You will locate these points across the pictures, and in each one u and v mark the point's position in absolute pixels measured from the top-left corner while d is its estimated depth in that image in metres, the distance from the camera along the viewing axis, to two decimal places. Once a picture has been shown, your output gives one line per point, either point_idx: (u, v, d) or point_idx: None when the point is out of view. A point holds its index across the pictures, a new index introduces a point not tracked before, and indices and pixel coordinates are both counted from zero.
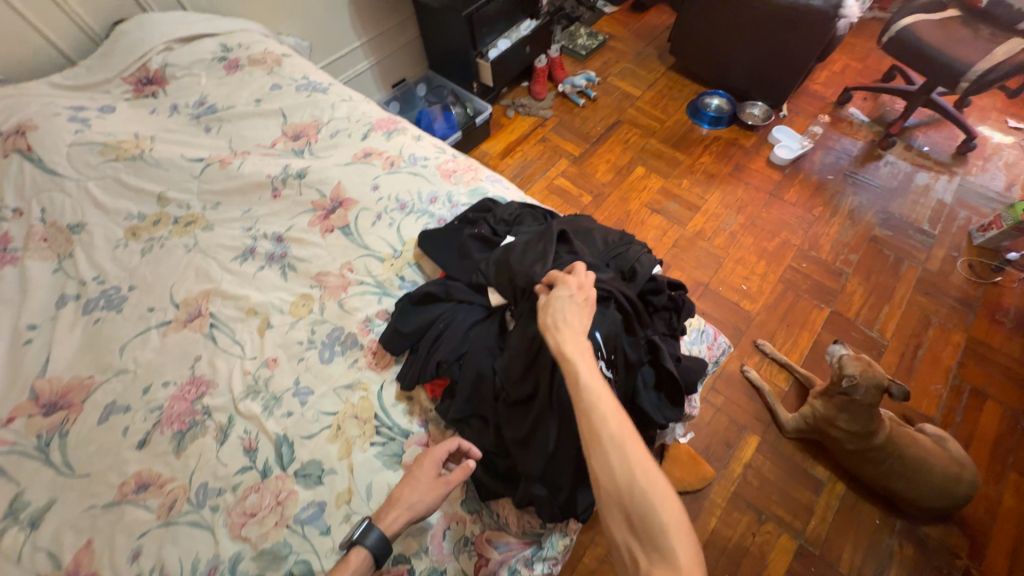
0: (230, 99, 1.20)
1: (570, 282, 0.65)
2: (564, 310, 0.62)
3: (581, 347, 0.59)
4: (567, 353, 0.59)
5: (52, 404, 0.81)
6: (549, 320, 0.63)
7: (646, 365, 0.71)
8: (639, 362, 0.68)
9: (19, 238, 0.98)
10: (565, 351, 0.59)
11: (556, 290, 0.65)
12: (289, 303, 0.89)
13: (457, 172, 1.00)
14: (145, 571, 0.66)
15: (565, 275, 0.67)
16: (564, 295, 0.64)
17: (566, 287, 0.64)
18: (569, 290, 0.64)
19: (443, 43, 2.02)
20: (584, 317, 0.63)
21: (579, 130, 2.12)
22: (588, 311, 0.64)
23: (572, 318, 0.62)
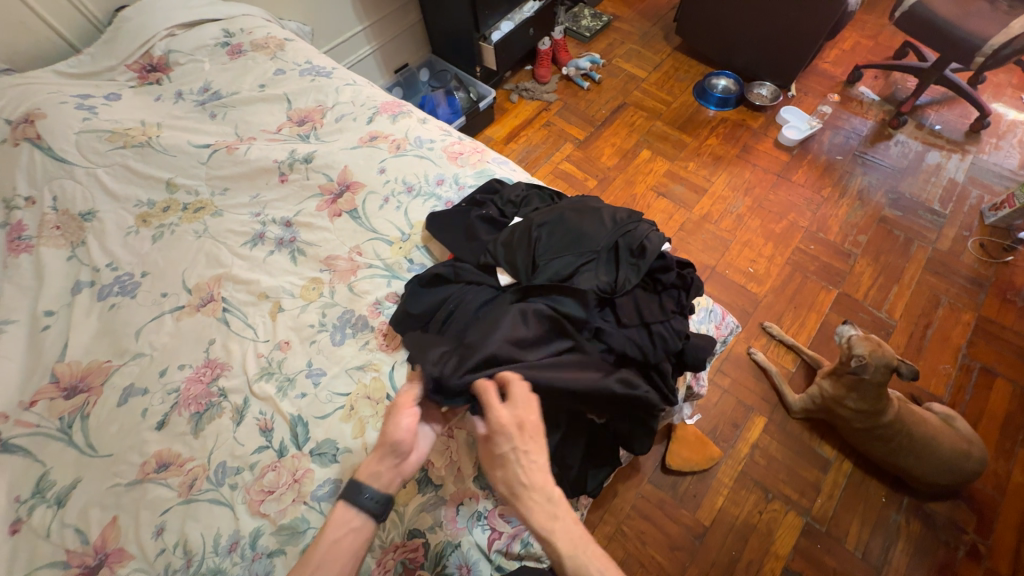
0: (234, 85, 1.20)
1: (507, 428, 0.56)
2: (515, 466, 0.55)
3: (552, 514, 0.53)
4: (541, 532, 0.53)
5: (73, 388, 0.82)
6: (505, 487, 0.55)
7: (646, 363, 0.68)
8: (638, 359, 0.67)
9: (32, 227, 0.99)
10: (537, 525, 0.53)
11: (499, 441, 0.55)
12: (300, 286, 0.90)
13: (463, 154, 1.00)
14: (169, 545, 0.68)
15: (496, 418, 0.56)
16: (505, 449, 0.55)
17: (505, 440, 0.55)
18: (509, 442, 0.55)
19: (446, 27, 1.99)
20: (540, 458, 0.56)
21: (583, 114, 2.10)
22: (540, 443, 0.57)
23: (527, 473, 0.54)
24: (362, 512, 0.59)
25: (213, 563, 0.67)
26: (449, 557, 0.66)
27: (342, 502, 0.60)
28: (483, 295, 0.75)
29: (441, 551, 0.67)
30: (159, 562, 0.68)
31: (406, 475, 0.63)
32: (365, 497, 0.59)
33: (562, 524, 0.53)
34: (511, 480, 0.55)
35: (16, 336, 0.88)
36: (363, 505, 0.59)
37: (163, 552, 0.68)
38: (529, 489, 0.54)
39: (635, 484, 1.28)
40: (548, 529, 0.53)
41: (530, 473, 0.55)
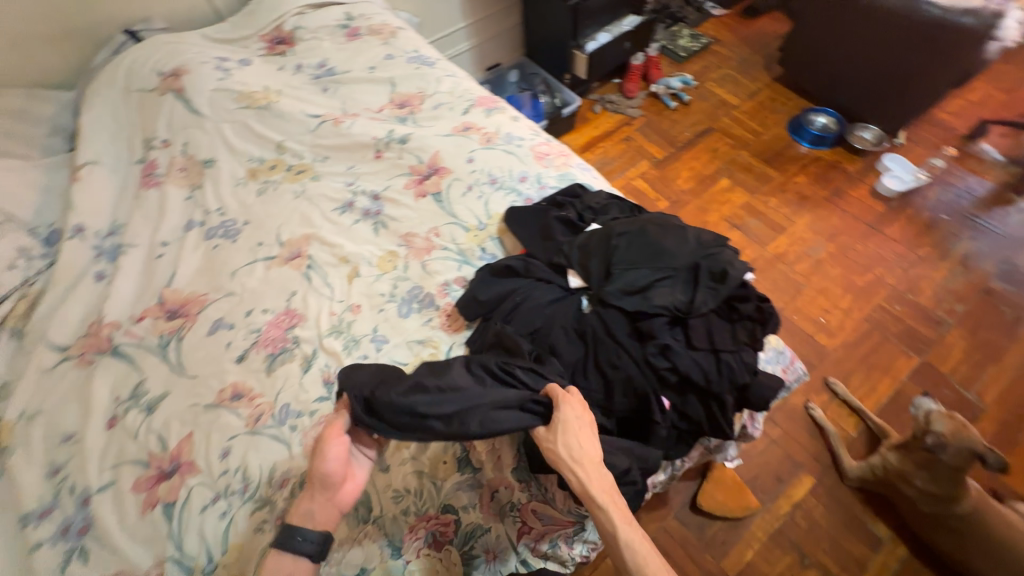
0: (347, 64, 1.30)
1: (573, 399, 0.62)
2: (577, 435, 0.59)
3: (606, 485, 0.57)
4: (596, 496, 0.56)
5: (174, 312, 0.93)
6: (564, 453, 0.58)
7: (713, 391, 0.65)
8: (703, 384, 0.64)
9: (162, 166, 1.13)
10: (591, 492, 0.57)
11: (563, 408, 0.60)
12: (377, 257, 0.96)
13: (549, 156, 1.02)
14: (231, 468, 0.75)
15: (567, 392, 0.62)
16: (568, 417, 0.60)
17: (571, 408, 0.60)
18: (574, 411, 0.60)
19: (543, 32, 2.04)
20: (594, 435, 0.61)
21: (665, 133, 2.06)
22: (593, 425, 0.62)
23: (584, 443, 0.59)
24: (296, 557, 0.61)
25: (265, 494, 0.73)
26: (478, 539, 0.69)
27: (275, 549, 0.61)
28: (551, 292, 0.76)
29: (471, 531, 0.69)
30: (220, 481, 0.74)
31: (343, 508, 0.65)
32: (299, 543, 0.61)
33: (612, 495, 0.57)
34: (574, 450, 0.58)
35: (135, 258, 1.01)
36: (300, 548, 0.60)
37: (226, 473, 0.75)
38: (592, 460, 0.58)
39: (660, 516, 1.23)
40: (603, 497, 0.57)
41: (585, 446, 0.59)
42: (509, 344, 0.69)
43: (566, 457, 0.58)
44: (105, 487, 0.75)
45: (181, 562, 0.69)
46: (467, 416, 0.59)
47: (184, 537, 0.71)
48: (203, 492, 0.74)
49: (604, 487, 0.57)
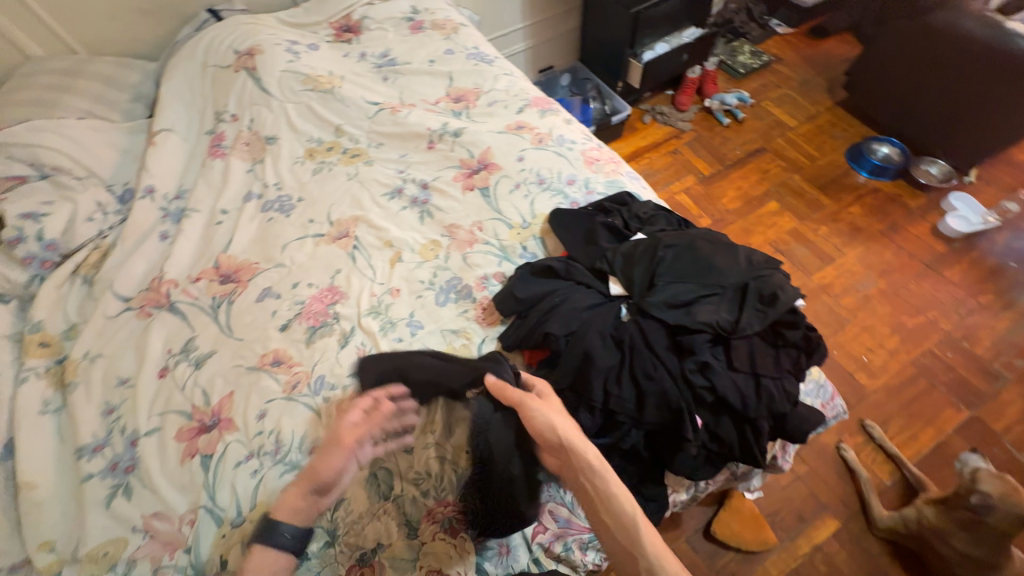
0: (409, 56, 1.33)
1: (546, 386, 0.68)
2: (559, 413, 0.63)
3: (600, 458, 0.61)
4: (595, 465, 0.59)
5: (227, 277, 0.98)
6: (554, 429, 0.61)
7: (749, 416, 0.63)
8: (740, 407, 0.62)
9: (229, 139, 1.19)
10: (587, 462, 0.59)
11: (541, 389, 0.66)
12: (420, 244, 0.98)
13: (599, 161, 1.01)
14: (265, 430, 0.78)
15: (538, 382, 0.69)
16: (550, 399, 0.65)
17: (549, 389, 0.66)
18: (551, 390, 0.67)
19: (601, 38, 2.03)
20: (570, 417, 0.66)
21: (715, 150, 2.01)
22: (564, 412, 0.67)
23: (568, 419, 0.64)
24: (278, 552, 0.63)
25: (295, 458, 0.75)
26: (492, 531, 0.69)
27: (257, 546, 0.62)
28: (591, 297, 0.75)
29: (487, 523, 0.69)
30: (254, 441, 0.78)
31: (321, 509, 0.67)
32: (279, 537, 0.63)
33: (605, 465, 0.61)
34: (566, 430, 0.61)
35: (196, 223, 1.07)
36: (279, 544, 0.62)
37: (260, 434, 0.78)
38: (578, 438, 0.60)
39: (671, 538, 1.20)
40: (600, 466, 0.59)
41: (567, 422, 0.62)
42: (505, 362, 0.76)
43: (561, 438, 0.60)
44: (151, 432, 0.80)
45: (211, 513, 0.72)
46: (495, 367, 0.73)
47: (216, 489, 0.74)
48: (238, 449, 0.77)
49: (601, 464, 0.60)
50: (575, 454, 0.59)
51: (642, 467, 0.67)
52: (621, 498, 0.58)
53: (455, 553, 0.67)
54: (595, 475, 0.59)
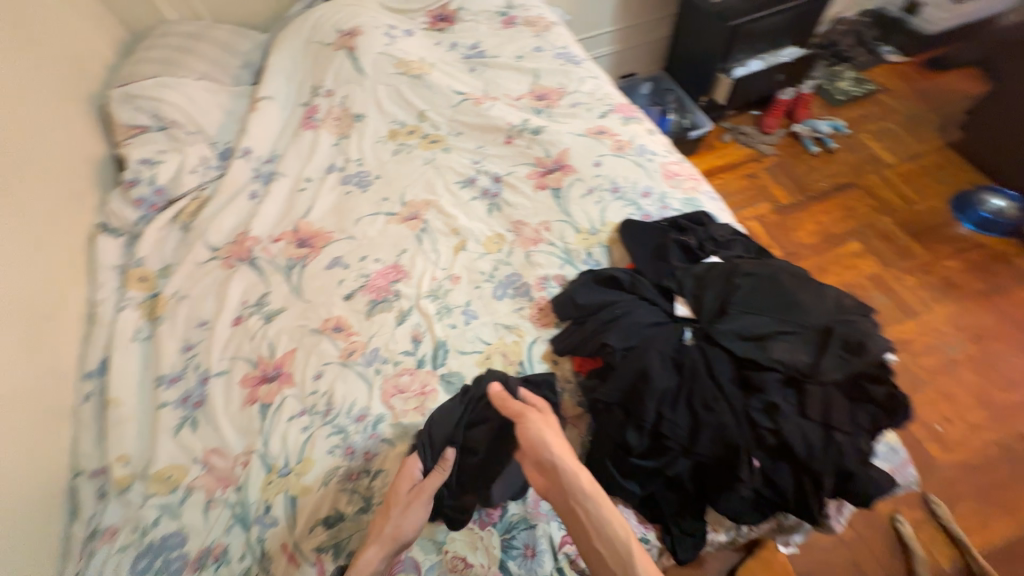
0: (497, 50, 1.35)
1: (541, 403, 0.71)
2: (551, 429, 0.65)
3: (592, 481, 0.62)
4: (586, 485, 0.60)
5: (303, 241, 1.04)
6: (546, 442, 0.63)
7: (810, 470, 0.58)
8: (803, 456, 0.58)
9: (321, 113, 1.26)
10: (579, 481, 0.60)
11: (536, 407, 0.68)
12: (485, 236, 0.99)
13: (678, 176, 0.98)
14: (319, 391, 0.82)
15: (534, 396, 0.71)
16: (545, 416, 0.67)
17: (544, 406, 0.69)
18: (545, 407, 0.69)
19: (691, 49, 1.96)
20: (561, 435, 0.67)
21: (797, 179, 1.89)
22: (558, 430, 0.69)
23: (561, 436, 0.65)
24: None
25: (342, 422, 0.79)
26: (519, 533, 0.68)
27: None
28: (654, 314, 0.73)
29: (515, 523, 0.69)
30: (308, 399, 0.82)
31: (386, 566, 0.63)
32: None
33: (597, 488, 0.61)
34: (558, 446, 0.63)
35: (283, 187, 1.14)
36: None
37: (314, 393, 0.82)
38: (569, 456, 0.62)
39: None
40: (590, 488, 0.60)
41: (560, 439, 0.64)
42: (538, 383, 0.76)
43: (557, 455, 0.62)
44: (221, 373, 0.86)
45: (263, 459, 0.76)
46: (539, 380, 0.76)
47: (269, 437, 0.78)
48: (293, 405, 0.81)
49: (596, 487, 0.60)
50: (569, 473, 0.60)
51: (683, 501, 0.64)
52: (615, 521, 0.57)
53: (479, 543, 0.67)
54: (588, 495, 0.59)
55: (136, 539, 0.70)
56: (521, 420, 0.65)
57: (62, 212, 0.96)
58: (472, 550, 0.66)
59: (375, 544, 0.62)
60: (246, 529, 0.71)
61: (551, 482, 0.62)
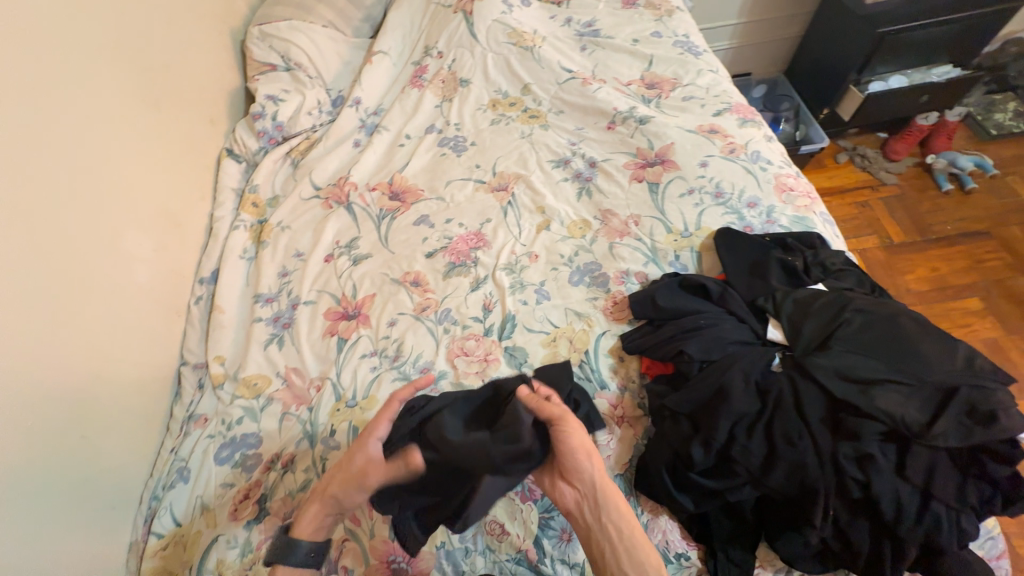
0: (613, 30, 1.30)
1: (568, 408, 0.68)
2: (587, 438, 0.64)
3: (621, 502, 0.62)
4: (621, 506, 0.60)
5: (396, 194, 1.08)
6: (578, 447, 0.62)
7: (893, 532, 0.53)
8: (888, 516, 0.53)
9: (430, 73, 1.29)
10: (616, 501, 0.60)
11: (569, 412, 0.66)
12: (570, 220, 0.98)
13: (792, 191, 0.90)
14: (391, 337, 0.87)
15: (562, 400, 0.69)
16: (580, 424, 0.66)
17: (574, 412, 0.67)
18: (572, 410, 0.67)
19: (823, 54, 1.76)
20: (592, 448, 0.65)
21: (918, 216, 1.67)
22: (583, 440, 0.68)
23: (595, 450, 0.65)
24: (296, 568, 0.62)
25: (408, 371, 0.83)
26: (556, 515, 0.68)
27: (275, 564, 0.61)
28: (741, 332, 0.69)
29: (554, 505, 0.69)
30: (380, 343, 0.87)
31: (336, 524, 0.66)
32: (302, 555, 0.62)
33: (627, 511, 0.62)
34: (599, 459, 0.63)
35: (384, 140, 1.19)
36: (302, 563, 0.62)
37: (386, 339, 0.87)
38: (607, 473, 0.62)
39: None
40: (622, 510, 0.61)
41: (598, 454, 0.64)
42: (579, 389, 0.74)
43: (597, 474, 0.61)
44: (308, 303, 0.93)
45: (334, 387, 0.82)
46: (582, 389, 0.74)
47: (342, 370, 0.84)
48: (367, 344, 0.87)
49: (627, 511, 0.61)
50: (607, 492, 0.61)
51: (734, 526, 0.62)
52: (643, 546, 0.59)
53: (517, 515, 0.68)
54: (622, 518, 0.60)
55: (222, 431, 0.80)
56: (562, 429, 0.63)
57: (197, 134, 1.06)
58: (510, 519, 0.68)
59: (317, 502, 0.64)
60: (312, 446, 0.77)
61: (581, 494, 0.62)
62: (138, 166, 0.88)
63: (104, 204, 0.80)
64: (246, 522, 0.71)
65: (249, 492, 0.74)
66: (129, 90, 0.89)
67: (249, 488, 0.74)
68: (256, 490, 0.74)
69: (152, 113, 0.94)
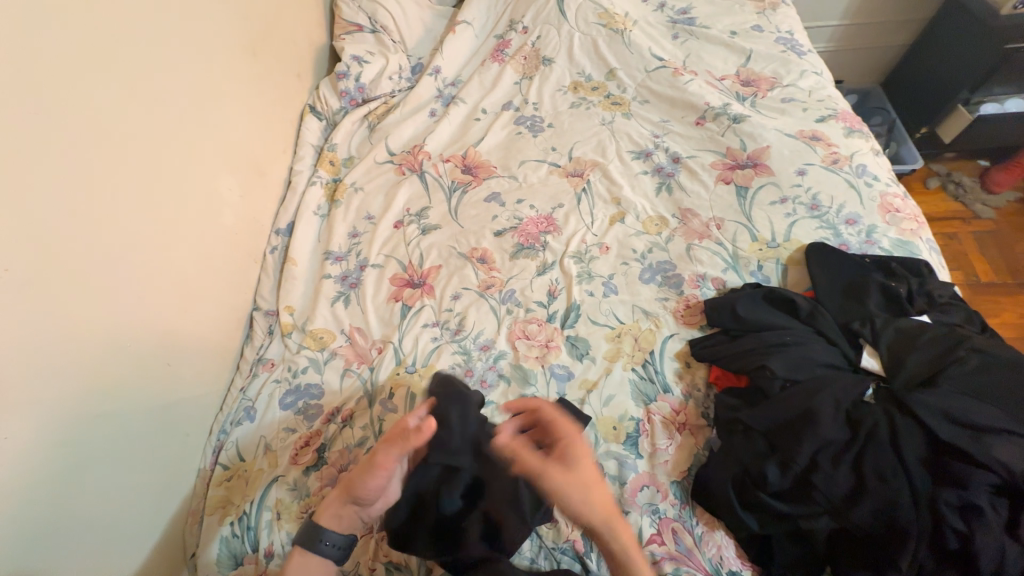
0: (711, 20, 1.22)
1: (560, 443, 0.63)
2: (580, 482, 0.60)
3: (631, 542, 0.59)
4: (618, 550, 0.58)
5: (469, 168, 1.07)
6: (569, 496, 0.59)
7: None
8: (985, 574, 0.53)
9: (512, 48, 1.24)
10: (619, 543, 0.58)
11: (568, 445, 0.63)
12: (646, 215, 0.94)
13: (897, 213, 0.84)
14: (454, 311, 0.87)
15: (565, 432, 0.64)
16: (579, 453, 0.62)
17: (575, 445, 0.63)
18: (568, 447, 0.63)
19: (932, 67, 1.60)
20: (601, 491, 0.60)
21: (1013, 256, 1.51)
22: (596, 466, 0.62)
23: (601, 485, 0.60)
24: (321, 560, 0.62)
25: (468, 346, 0.83)
26: None
27: (300, 548, 0.62)
28: (830, 355, 0.69)
29: None
30: (443, 315, 0.87)
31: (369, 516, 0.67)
32: (325, 545, 0.62)
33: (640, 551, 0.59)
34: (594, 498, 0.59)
35: (460, 112, 1.17)
36: (325, 552, 0.62)
37: (449, 312, 0.87)
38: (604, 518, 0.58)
39: None
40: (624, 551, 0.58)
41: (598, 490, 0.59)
42: (649, 398, 0.75)
43: (602, 503, 0.59)
44: (376, 266, 0.95)
45: (395, 352, 0.83)
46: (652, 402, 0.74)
47: (404, 336, 0.85)
48: (429, 314, 0.87)
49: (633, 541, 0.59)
50: (612, 522, 0.58)
51: (800, 555, 0.61)
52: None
53: None
54: (624, 548, 0.58)
55: (287, 378, 0.84)
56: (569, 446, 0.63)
57: (284, 89, 1.08)
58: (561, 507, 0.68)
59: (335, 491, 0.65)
60: (371, 405, 0.78)
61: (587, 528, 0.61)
62: (229, 112, 0.91)
63: (199, 146, 0.82)
64: (305, 468, 0.74)
65: (309, 440, 0.77)
66: (228, 38, 0.91)
67: (309, 436, 0.77)
68: (316, 439, 0.77)
69: (245, 63, 0.96)
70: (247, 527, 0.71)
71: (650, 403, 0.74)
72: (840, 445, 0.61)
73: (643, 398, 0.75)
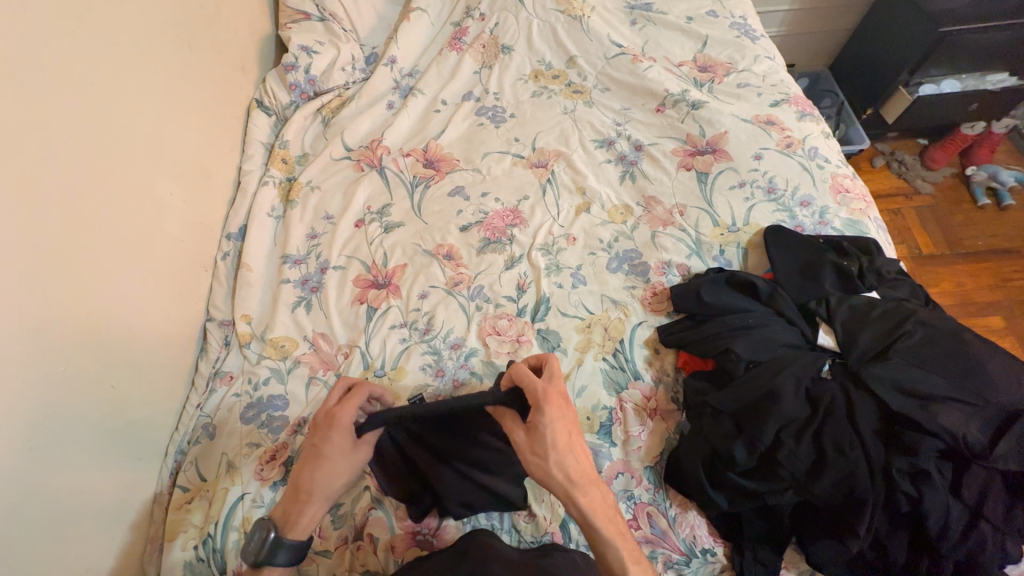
0: (668, 5, 1.21)
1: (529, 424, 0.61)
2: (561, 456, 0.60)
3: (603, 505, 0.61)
4: (592, 519, 0.59)
5: (430, 162, 1.04)
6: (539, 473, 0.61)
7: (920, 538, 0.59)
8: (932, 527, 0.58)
9: (470, 36, 1.19)
10: (591, 511, 0.59)
11: (543, 421, 0.60)
12: (611, 204, 0.94)
13: (848, 193, 0.88)
14: (421, 310, 0.85)
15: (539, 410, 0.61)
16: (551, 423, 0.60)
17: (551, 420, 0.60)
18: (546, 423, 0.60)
19: (875, 50, 1.67)
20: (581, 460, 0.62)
21: (949, 228, 1.61)
22: (574, 441, 0.62)
23: (575, 462, 0.61)
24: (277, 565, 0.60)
25: (438, 346, 0.81)
26: None
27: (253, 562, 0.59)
28: (790, 335, 0.72)
29: None
30: (410, 315, 0.85)
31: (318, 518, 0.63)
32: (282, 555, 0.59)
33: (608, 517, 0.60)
34: (571, 470, 0.60)
35: (419, 104, 1.12)
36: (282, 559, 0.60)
37: (416, 311, 0.85)
38: (577, 487, 0.60)
39: None
40: (598, 518, 0.59)
41: (571, 464, 0.60)
42: (620, 387, 0.75)
43: (563, 478, 0.60)
44: (337, 268, 0.91)
45: (363, 356, 0.81)
46: (624, 391, 0.75)
47: (371, 339, 0.82)
48: (396, 315, 0.85)
49: (605, 508, 0.61)
50: (572, 497, 0.59)
51: (765, 524, 0.64)
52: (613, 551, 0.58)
53: (544, 497, 0.69)
54: (591, 521, 0.59)
55: (248, 391, 0.80)
56: (538, 413, 0.61)
57: (227, 83, 1.01)
58: (537, 501, 0.69)
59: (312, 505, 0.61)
60: None
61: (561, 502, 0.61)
62: (167, 111, 0.84)
63: (132, 149, 0.75)
64: (273, 483, 0.71)
65: (275, 453, 0.74)
66: (161, 30, 0.84)
67: (275, 450, 0.74)
68: (282, 452, 0.74)
69: (183, 56, 0.89)
70: (213, 549, 0.68)
71: (622, 392, 0.75)
72: (799, 420, 0.64)
73: (616, 389, 0.75)
